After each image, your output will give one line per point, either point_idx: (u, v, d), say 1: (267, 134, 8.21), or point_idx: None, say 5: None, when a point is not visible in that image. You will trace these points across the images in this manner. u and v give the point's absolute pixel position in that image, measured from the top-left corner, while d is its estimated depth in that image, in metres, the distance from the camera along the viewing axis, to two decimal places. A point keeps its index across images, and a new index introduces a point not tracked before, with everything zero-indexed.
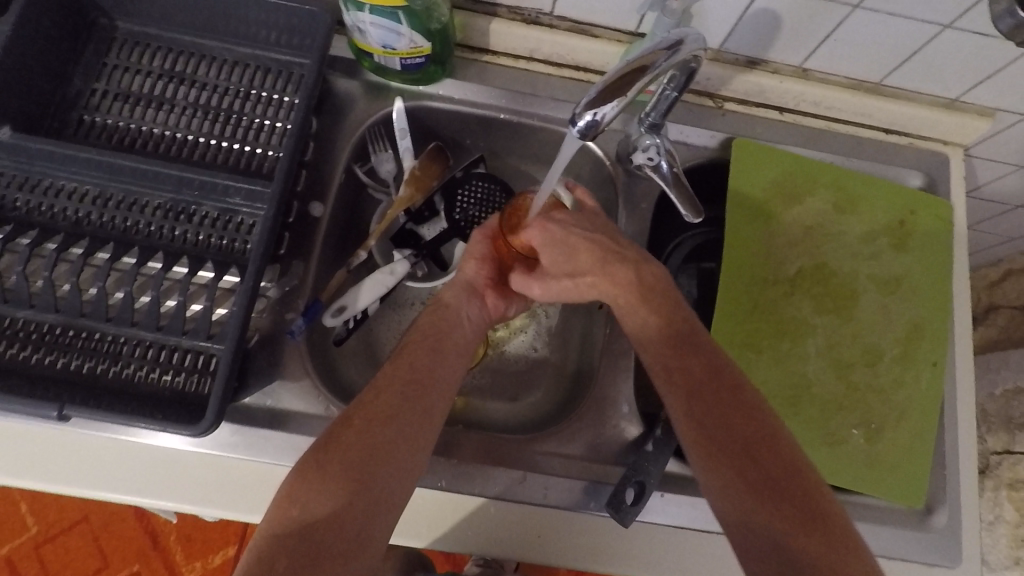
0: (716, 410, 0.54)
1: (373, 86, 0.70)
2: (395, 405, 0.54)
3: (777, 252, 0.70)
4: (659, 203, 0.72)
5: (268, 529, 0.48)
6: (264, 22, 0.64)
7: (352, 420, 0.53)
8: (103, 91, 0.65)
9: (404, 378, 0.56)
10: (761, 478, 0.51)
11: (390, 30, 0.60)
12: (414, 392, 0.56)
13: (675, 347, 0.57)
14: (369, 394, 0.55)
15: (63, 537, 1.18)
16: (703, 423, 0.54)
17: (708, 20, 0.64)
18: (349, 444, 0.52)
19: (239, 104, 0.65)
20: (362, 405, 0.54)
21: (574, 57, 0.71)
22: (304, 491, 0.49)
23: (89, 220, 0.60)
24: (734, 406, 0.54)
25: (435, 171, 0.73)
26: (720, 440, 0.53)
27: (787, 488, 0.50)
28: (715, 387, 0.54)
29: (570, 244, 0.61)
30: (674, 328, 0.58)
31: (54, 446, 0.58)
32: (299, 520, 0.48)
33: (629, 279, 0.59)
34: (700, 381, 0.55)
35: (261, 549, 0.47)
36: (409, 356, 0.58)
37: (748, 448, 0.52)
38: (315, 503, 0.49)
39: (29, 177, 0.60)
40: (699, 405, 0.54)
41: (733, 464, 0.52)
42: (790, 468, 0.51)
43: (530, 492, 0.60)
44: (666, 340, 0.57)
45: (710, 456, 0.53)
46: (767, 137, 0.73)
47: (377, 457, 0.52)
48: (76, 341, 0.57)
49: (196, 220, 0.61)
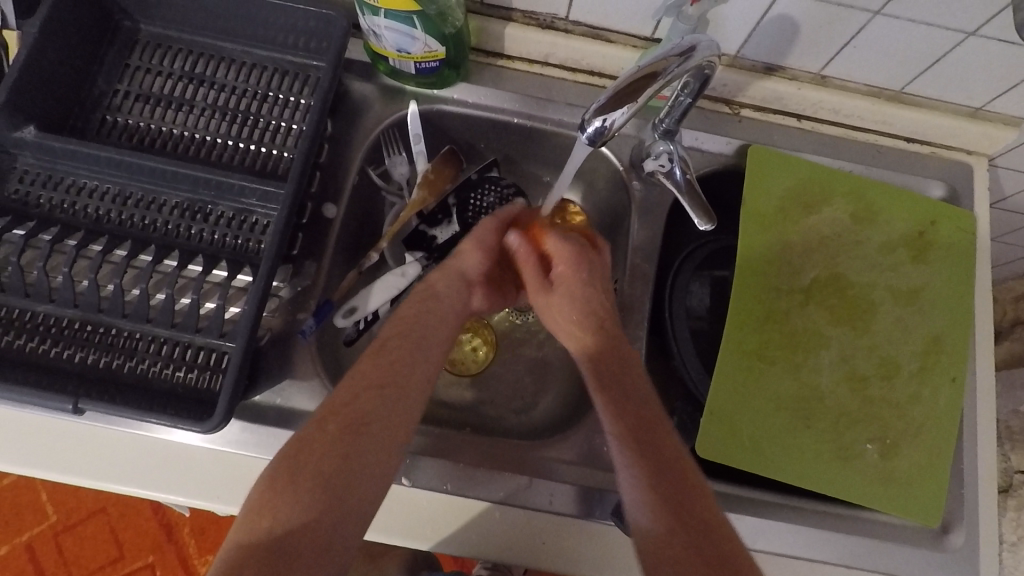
0: (649, 445, 0.53)
1: (388, 90, 0.71)
2: (371, 408, 0.54)
3: (791, 262, 0.68)
4: (671, 210, 0.72)
5: (240, 540, 0.48)
6: (283, 27, 0.65)
7: (324, 427, 0.52)
8: (125, 92, 0.66)
9: (381, 382, 0.55)
10: (680, 516, 0.50)
11: (405, 34, 0.61)
12: (391, 397, 0.55)
13: (621, 394, 0.56)
14: (344, 396, 0.54)
15: (82, 527, 1.21)
16: (637, 448, 0.53)
17: (724, 26, 0.64)
18: (319, 452, 0.51)
19: (257, 106, 0.66)
20: (338, 410, 0.53)
21: (588, 62, 0.71)
22: (278, 502, 0.49)
23: (109, 217, 0.62)
24: (667, 450, 0.54)
25: (447, 175, 0.73)
26: (654, 468, 0.52)
27: (704, 531, 0.50)
28: (647, 419, 0.55)
29: (585, 309, 0.60)
30: (624, 376, 0.57)
31: (70, 438, 0.59)
32: (269, 531, 0.48)
33: (622, 347, 0.60)
34: (637, 420, 0.55)
35: (227, 560, 0.47)
36: (388, 356, 0.57)
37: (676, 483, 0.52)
38: (288, 514, 0.48)
39: (52, 175, 0.62)
40: (635, 433, 0.54)
41: (658, 498, 0.51)
42: (706, 509, 0.51)
43: (534, 497, 0.60)
44: (613, 374, 0.57)
45: (645, 479, 0.51)
46: (784, 144, 0.72)
47: (351, 464, 0.51)
48: (94, 336, 0.58)
49: (212, 220, 0.62)
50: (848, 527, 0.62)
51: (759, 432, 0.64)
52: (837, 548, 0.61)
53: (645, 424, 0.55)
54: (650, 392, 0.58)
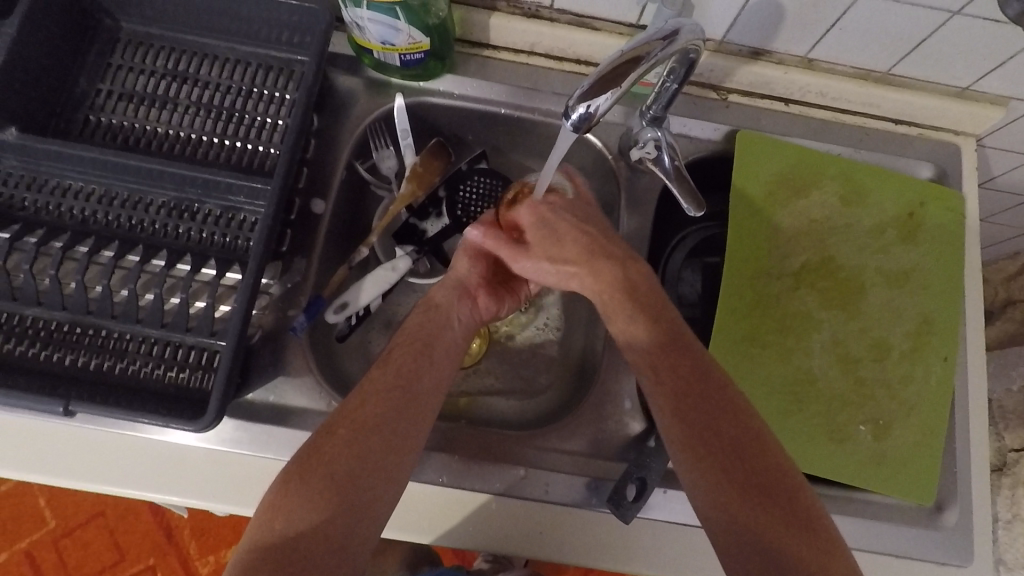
0: (702, 411, 0.53)
1: (374, 83, 0.70)
2: (381, 414, 0.54)
3: (782, 246, 0.69)
4: (660, 197, 0.72)
5: (252, 544, 0.48)
6: (266, 22, 0.65)
7: (337, 431, 0.52)
8: (108, 92, 0.66)
9: (389, 387, 0.55)
10: (746, 483, 0.50)
11: (389, 26, 0.60)
12: (400, 402, 0.55)
13: (669, 363, 0.55)
14: (354, 402, 0.54)
15: (81, 531, 1.20)
16: (679, 412, 0.53)
17: (710, 11, 0.63)
18: (331, 455, 0.51)
19: (241, 102, 0.66)
20: (349, 415, 0.54)
21: (575, 51, 0.70)
22: (291, 506, 0.49)
23: (96, 218, 0.61)
24: (726, 415, 0.52)
25: (436, 167, 0.73)
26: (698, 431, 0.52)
27: (773, 493, 0.49)
28: (692, 375, 0.54)
29: (560, 233, 0.61)
30: (667, 339, 0.56)
31: (61, 442, 0.59)
32: (282, 535, 0.48)
33: (639, 284, 0.59)
34: (688, 384, 0.54)
35: (240, 562, 0.47)
36: (395, 362, 0.57)
37: (728, 442, 0.51)
38: (302, 518, 0.48)
39: (36, 177, 0.61)
40: (676, 396, 0.53)
41: (716, 468, 0.51)
42: (775, 469, 0.51)
43: (531, 488, 0.60)
44: (655, 339, 0.56)
45: (686, 444, 0.52)
46: (772, 129, 0.72)
47: (362, 467, 0.51)
48: (83, 338, 0.58)
49: (200, 218, 0.62)
50: (842, 508, 0.63)
51: None
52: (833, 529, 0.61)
53: (688, 385, 0.54)
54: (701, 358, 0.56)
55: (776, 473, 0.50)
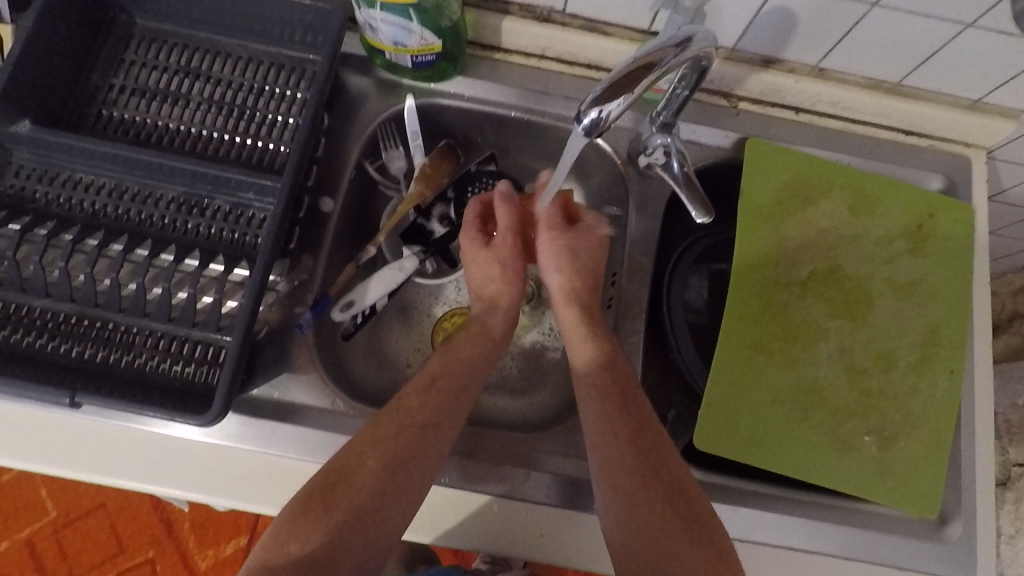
0: (624, 416, 0.55)
1: (385, 84, 0.71)
2: (410, 446, 0.53)
3: (789, 255, 0.68)
4: (668, 203, 0.72)
5: (264, 559, 0.49)
6: (279, 21, 0.65)
7: (365, 462, 0.52)
8: (120, 87, 0.66)
9: (422, 424, 0.54)
10: (660, 499, 0.52)
11: (401, 27, 0.60)
12: (429, 438, 0.54)
13: (612, 399, 0.56)
14: (384, 430, 0.54)
15: (82, 522, 1.21)
16: (603, 415, 0.55)
17: (723, 18, 0.63)
18: (355, 485, 0.51)
19: (253, 99, 0.66)
20: (377, 443, 0.53)
21: (586, 55, 0.71)
22: (307, 528, 0.49)
23: (105, 212, 0.61)
24: (660, 458, 0.54)
25: (445, 168, 0.73)
26: (620, 434, 0.55)
27: (693, 518, 0.51)
28: (621, 385, 0.57)
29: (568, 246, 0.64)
30: (614, 373, 0.57)
31: (66, 433, 0.59)
32: (296, 556, 0.49)
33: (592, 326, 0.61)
34: (612, 388, 0.57)
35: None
36: (434, 398, 0.56)
37: (643, 448, 0.54)
38: (316, 540, 0.49)
39: (49, 169, 0.62)
40: (604, 400, 0.56)
41: (628, 474, 0.53)
42: (682, 483, 0.53)
43: (532, 491, 0.61)
44: (602, 369, 0.58)
45: (611, 444, 0.54)
46: (782, 137, 0.72)
47: (384, 498, 0.52)
48: (90, 330, 0.58)
49: (209, 214, 0.62)
50: (845, 519, 0.62)
51: (758, 423, 0.64)
52: (836, 540, 0.61)
53: (614, 390, 0.56)
54: (640, 400, 0.57)
55: (682, 487, 0.53)
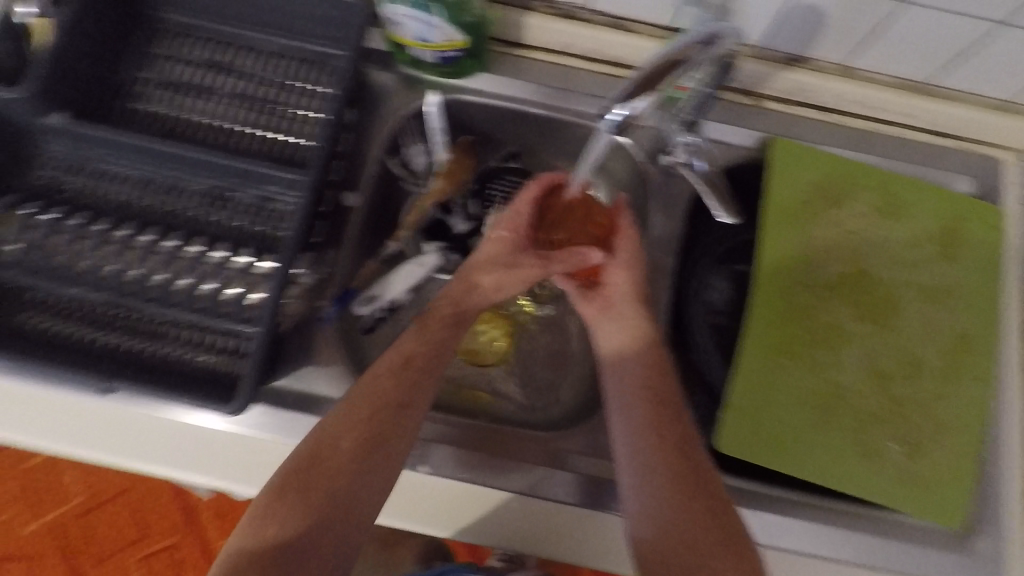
0: (670, 425, 0.55)
1: (408, 79, 0.71)
2: (385, 425, 0.53)
3: (814, 257, 0.68)
4: (691, 203, 0.71)
5: (241, 545, 0.48)
6: (304, 16, 0.66)
7: (339, 444, 0.52)
8: (150, 81, 0.67)
9: (389, 402, 0.54)
10: (703, 512, 0.51)
11: (425, 22, 0.61)
12: (396, 417, 0.54)
13: (653, 401, 0.55)
14: (358, 408, 0.54)
15: (106, 508, 1.24)
16: (652, 421, 0.54)
17: (749, 16, 0.63)
18: (332, 467, 0.51)
19: (277, 94, 0.67)
20: (352, 424, 0.53)
21: (610, 53, 0.70)
22: (284, 512, 0.49)
23: (135, 203, 0.64)
24: (694, 462, 0.53)
25: (467, 164, 0.73)
26: (666, 441, 0.54)
27: (737, 535, 0.50)
28: (670, 398, 0.56)
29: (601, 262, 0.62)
30: (653, 376, 0.57)
31: (93, 420, 0.60)
32: (273, 540, 0.48)
33: (647, 329, 0.60)
34: (663, 397, 0.56)
35: (228, 559, 0.48)
36: (402, 377, 0.56)
37: (690, 459, 0.53)
38: (294, 524, 0.49)
39: (83, 162, 0.64)
40: (653, 408, 0.55)
41: (673, 483, 0.52)
42: (724, 500, 0.52)
43: (550, 489, 0.61)
44: (642, 370, 0.57)
45: (655, 450, 0.53)
46: (808, 137, 0.71)
47: (360, 481, 0.51)
48: (119, 318, 0.60)
49: (232, 206, 0.64)
50: (869, 527, 0.61)
51: (780, 426, 0.63)
52: (859, 548, 0.60)
53: (662, 399, 0.56)
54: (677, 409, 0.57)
55: (725, 504, 0.52)
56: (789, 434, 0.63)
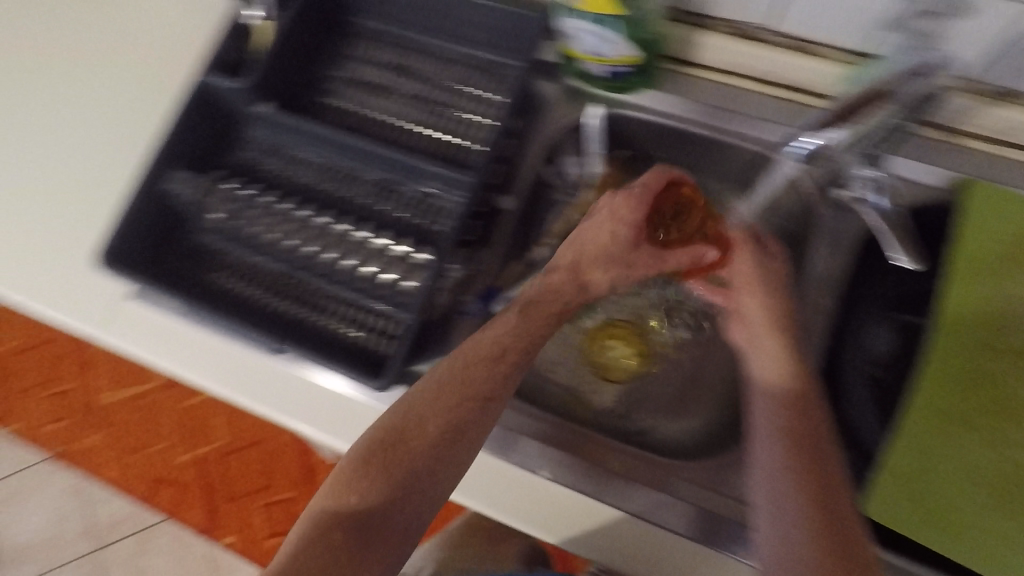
0: (819, 476, 0.49)
1: (573, 92, 0.72)
2: (467, 418, 0.54)
3: (1008, 318, 0.60)
4: (860, 241, 0.67)
5: (324, 506, 0.52)
6: (486, 26, 0.70)
7: (424, 426, 0.53)
8: (342, 78, 0.74)
9: (472, 395, 0.55)
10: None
11: (602, 38, 0.62)
12: (478, 410, 0.54)
13: (810, 452, 0.50)
14: (442, 398, 0.54)
15: (243, 453, 1.38)
16: (799, 469, 0.50)
17: (960, 43, 0.57)
18: (414, 447, 0.53)
19: (450, 97, 0.71)
20: (435, 411, 0.54)
21: (787, 76, 0.67)
22: (365, 484, 0.52)
23: (317, 186, 0.70)
24: (845, 524, 0.48)
25: (620, 180, 0.74)
26: (815, 493, 0.49)
27: None
28: (822, 446, 0.51)
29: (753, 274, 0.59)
30: (810, 424, 0.52)
31: (260, 374, 0.67)
32: (353, 507, 0.51)
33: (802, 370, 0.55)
34: (814, 445, 0.51)
35: (314, 516, 0.52)
36: (486, 370, 0.56)
37: (837, 517, 0.48)
38: (372, 496, 0.52)
39: (279, 147, 0.72)
40: (803, 455, 0.50)
41: (818, 539, 0.47)
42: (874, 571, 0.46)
43: (669, 517, 0.59)
44: (798, 416, 0.52)
45: (798, 500, 0.48)
46: (1009, 181, 0.64)
47: (440, 465, 0.53)
48: (292, 287, 0.66)
49: (399, 199, 0.68)
50: None
51: (944, 501, 0.57)
52: None
53: (813, 447, 0.50)
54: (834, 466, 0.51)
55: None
56: (954, 512, 0.56)
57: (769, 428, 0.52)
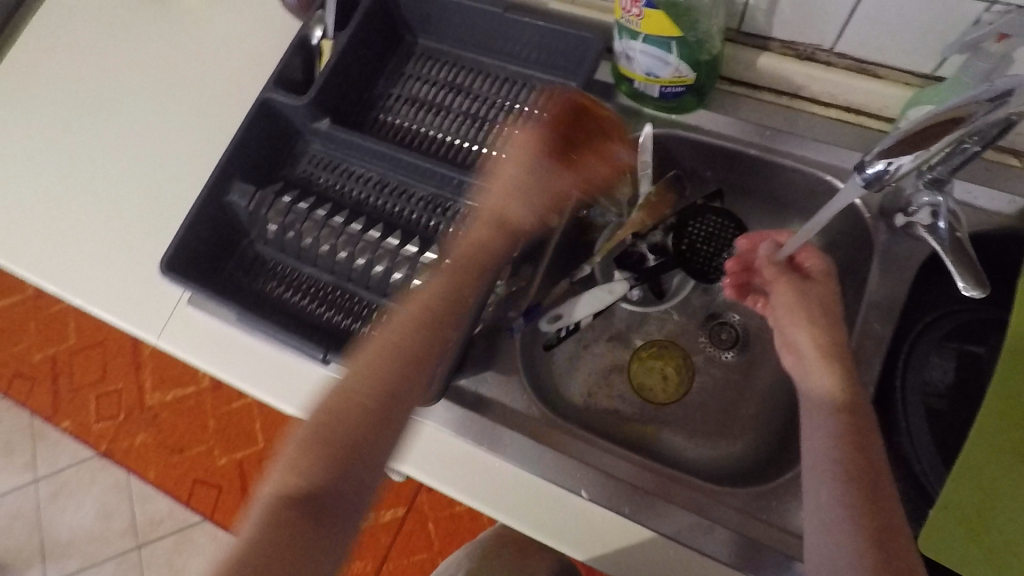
0: (876, 515, 0.47)
1: (624, 110, 0.72)
2: (399, 377, 0.49)
3: None
4: (920, 268, 0.65)
5: (266, 499, 0.44)
6: (541, 46, 0.71)
7: (359, 395, 0.48)
8: (397, 96, 0.76)
9: (400, 356, 0.50)
10: None
11: (658, 58, 0.62)
12: (409, 369, 0.50)
13: (865, 485, 0.48)
14: (370, 364, 0.50)
15: None
16: (855, 504, 0.48)
17: None
18: (352, 417, 0.47)
19: (502, 116, 0.72)
20: (367, 377, 0.49)
21: (846, 98, 0.66)
22: (306, 464, 0.45)
23: (368, 201, 0.71)
24: (906, 562, 0.45)
25: (669, 199, 0.74)
26: (871, 531, 0.46)
27: None
28: (879, 484, 0.49)
29: (809, 295, 0.58)
30: (868, 458, 0.50)
31: (307, 384, 0.68)
32: (298, 493, 0.44)
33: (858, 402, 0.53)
34: (872, 482, 0.49)
35: (257, 517, 0.43)
36: (411, 329, 0.52)
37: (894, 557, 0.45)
38: (313, 475, 0.44)
39: (334, 162, 0.73)
40: (859, 491, 0.48)
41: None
42: None
43: (711, 544, 0.58)
44: (854, 448, 0.50)
45: (853, 536, 0.46)
46: None
47: (381, 428, 0.48)
48: (342, 300, 0.68)
49: (449, 214, 0.69)
50: None
51: (1009, 544, 0.53)
52: None
53: (869, 483, 0.49)
54: (897, 506, 0.48)
55: None
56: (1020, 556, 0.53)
57: (826, 463, 0.50)
